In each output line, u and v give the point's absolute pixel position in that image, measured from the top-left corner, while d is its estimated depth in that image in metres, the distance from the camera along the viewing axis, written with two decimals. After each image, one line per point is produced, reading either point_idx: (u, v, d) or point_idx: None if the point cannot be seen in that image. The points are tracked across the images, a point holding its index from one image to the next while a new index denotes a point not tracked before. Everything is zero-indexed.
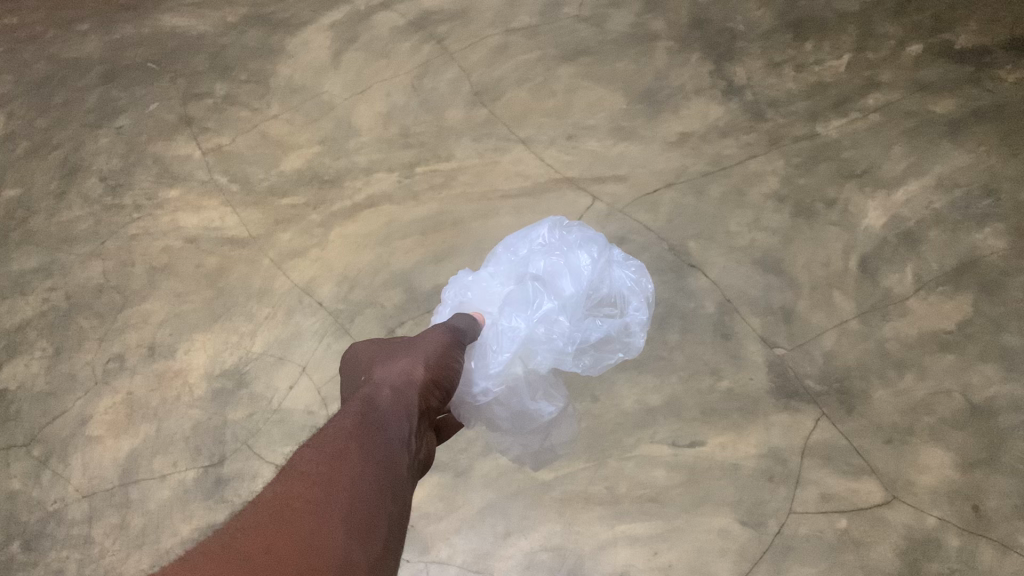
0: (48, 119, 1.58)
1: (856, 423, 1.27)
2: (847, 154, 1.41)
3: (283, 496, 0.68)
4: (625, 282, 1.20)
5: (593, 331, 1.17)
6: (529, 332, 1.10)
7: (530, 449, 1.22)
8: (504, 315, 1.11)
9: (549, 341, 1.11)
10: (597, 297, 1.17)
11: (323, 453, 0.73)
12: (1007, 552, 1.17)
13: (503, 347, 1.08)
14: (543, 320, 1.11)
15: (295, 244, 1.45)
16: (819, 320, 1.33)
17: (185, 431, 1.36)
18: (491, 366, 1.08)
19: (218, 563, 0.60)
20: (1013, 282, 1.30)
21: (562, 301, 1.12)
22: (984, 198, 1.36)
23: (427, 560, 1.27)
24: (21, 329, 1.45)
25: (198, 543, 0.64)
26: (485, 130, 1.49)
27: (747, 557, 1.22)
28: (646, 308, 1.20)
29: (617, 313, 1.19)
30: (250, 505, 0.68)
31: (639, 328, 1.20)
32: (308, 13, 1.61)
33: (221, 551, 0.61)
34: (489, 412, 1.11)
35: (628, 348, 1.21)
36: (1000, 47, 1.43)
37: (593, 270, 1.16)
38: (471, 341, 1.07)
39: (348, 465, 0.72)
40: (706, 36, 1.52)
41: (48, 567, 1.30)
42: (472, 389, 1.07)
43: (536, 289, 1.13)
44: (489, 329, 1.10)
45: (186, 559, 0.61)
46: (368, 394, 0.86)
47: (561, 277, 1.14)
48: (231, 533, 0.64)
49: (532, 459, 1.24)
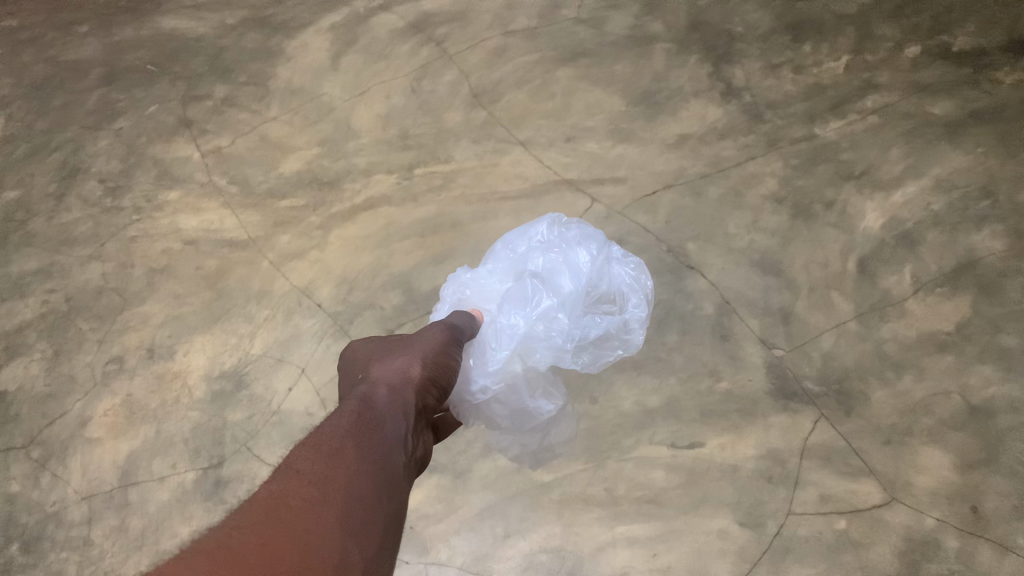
0: (48, 121, 1.59)
1: (855, 424, 1.27)
2: (845, 156, 1.42)
3: (279, 494, 0.67)
4: (624, 279, 1.20)
5: (592, 328, 1.16)
6: (528, 330, 1.10)
7: (529, 448, 1.20)
8: (503, 312, 1.11)
9: (548, 339, 1.11)
10: (596, 293, 1.17)
11: (319, 451, 0.73)
12: (1006, 552, 1.17)
13: (502, 344, 1.08)
14: (542, 318, 1.11)
15: (294, 246, 1.45)
16: (817, 321, 1.34)
17: (184, 433, 1.36)
18: (490, 364, 1.07)
19: (214, 561, 0.58)
20: (1011, 283, 1.30)
21: (561, 298, 1.12)
22: (982, 200, 1.36)
23: (427, 561, 1.27)
24: (21, 331, 1.45)
25: (191, 541, 0.62)
26: (485, 132, 1.49)
27: (746, 558, 1.22)
28: (645, 304, 1.20)
29: (617, 310, 1.18)
30: (245, 503, 0.66)
31: (638, 325, 1.19)
32: (307, 16, 1.61)
33: (215, 549, 0.60)
34: (489, 410, 1.10)
35: (627, 345, 1.20)
36: (998, 48, 1.44)
37: (592, 267, 1.16)
38: (469, 338, 1.07)
39: (345, 464, 0.72)
40: (704, 38, 1.52)
41: (48, 569, 1.30)
42: (471, 387, 1.06)
43: (535, 286, 1.13)
44: (487, 326, 1.10)
45: (180, 558, 0.59)
46: (364, 393, 0.86)
47: (560, 274, 1.14)
48: (225, 530, 0.62)
49: (531, 459, 1.23)
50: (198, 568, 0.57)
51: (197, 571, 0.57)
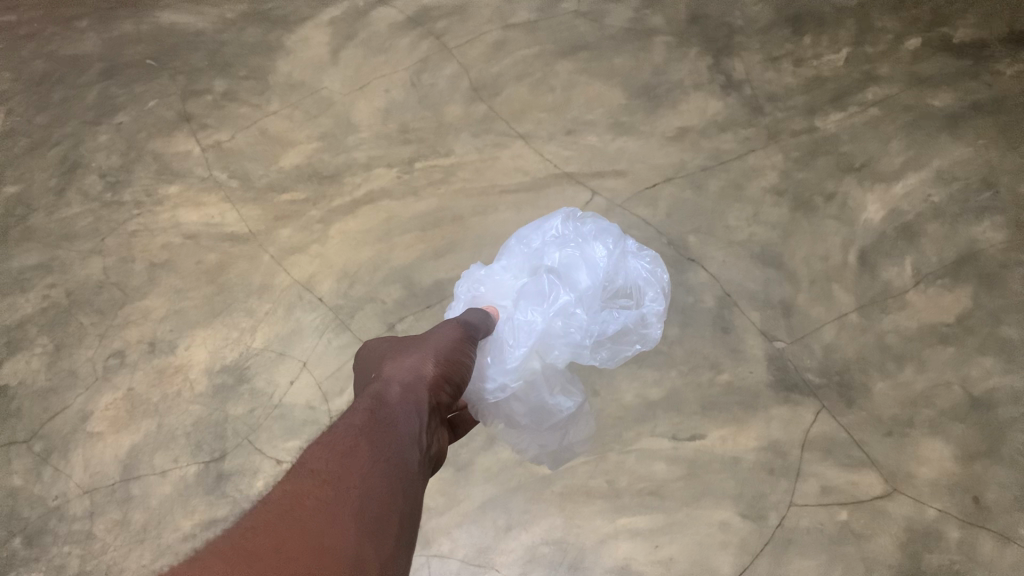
0: (48, 116, 1.58)
1: (856, 416, 1.27)
2: (846, 148, 1.42)
3: (294, 494, 0.67)
4: (641, 273, 1.19)
5: (610, 323, 1.16)
6: (546, 326, 1.10)
7: (547, 449, 1.20)
8: (520, 309, 1.11)
9: (566, 335, 1.11)
10: (613, 288, 1.17)
11: (333, 450, 0.73)
12: (1008, 543, 1.17)
13: (520, 341, 1.08)
14: (559, 314, 1.11)
15: (295, 240, 1.45)
16: (818, 313, 1.34)
17: (186, 427, 1.36)
18: (508, 361, 1.07)
19: (229, 561, 0.59)
20: (1012, 274, 1.30)
21: (578, 293, 1.13)
22: (983, 192, 1.36)
23: (429, 554, 1.27)
24: (21, 326, 1.44)
25: (209, 543, 0.63)
26: (485, 125, 1.49)
27: (747, 550, 1.22)
28: (662, 298, 1.20)
29: (633, 304, 1.18)
30: (260, 503, 0.67)
31: (656, 319, 1.19)
32: (307, 10, 1.61)
33: (229, 549, 0.61)
34: (508, 409, 1.10)
35: (644, 340, 1.20)
36: (999, 40, 1.44)
37: (609, 261, 1.17)
38: (484, 336, 1.06)
39: (358, 462, 0.72)
40: (704, 31, 1.52)
41: (50, 562, 1.30)
42: (489, 386, 1.06)
43: (551, 282, 1.14)
44: (504, 323, 1.09)
45: (196, 558, 0.61)
46: (377, 391, 0.86)
47: (578, 270, 1.15)
48: (241, 531, 0.63)
49: (551, 460, 1.22)
50: (213, 568, 0.58)
51: (211, 571, 0.58)
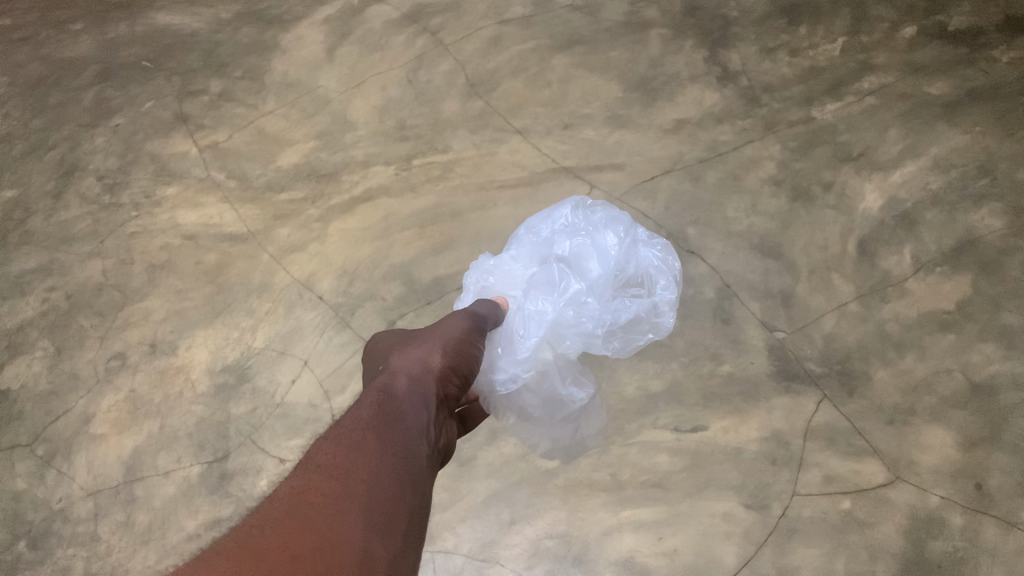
0: (44, 119, 1.58)
1: (857, 404, 1.27)
2: (844, 137, 1.42)
3: (300, 491, 0.67)
4: (651, 262, 1.20)
5: (622, 312, 1.16)
6: (556, 316, 1.11)
7: (560, 442, 1.29)
8: (530, 299, 1.11)
9: (577, 325, 1.12)
10: (624, 277, 1.17)
11: (339, 444, 0.73)
12: (1010, 529, 1.17)
13: (530, 332, 1.08)
14: (570, 303, 1.11)
15: (294, 238, 1.45)
16: (818, 302, 1.34)
17: (188, 427, 1.36)
18: (519, 352, 1.08)
19: (234, 561, 0.60)
20: (1012, 260, 1.30)
21: (589, 282, 1.13)
22: (980, 179, 1.36)
23: (434, 549, 1.27)
24: (21, 329, 1.44)
25: (217, 542, 0.63)
26: (483, 121, 1.49)
27: (751, 540, 1.22)
28: (674, 286, 1.20)
29: (645, 292, 1.19)
30: (268, 501, 0.67)
31: (667, 307, 1.19)
32: (301, 9, 1.61)
33: (237, 549, 0.61)
34: (521, 401, 1.16)
35: (657, 329, 1.20)
36: (994, 28, 1.44)
37: (620, 249, 1.17)
38: (493, 327, 1.06)
39: (366, 458, 0.71)
40: (700, 23, 1.52)
41: (55, 565, 1.30)
42: (501, 377, 1.07)
43: (561, 271, 1.13)
44: (514, 314, 1.09)
45: (204, 558, 0.61)
46: (384, 383, 0.86)
47: (588, 259, 1.15)
48: (247, 530, 0.64)
49: (563, 453, 1.30)
50: (220, 568, 0.59)
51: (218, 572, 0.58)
